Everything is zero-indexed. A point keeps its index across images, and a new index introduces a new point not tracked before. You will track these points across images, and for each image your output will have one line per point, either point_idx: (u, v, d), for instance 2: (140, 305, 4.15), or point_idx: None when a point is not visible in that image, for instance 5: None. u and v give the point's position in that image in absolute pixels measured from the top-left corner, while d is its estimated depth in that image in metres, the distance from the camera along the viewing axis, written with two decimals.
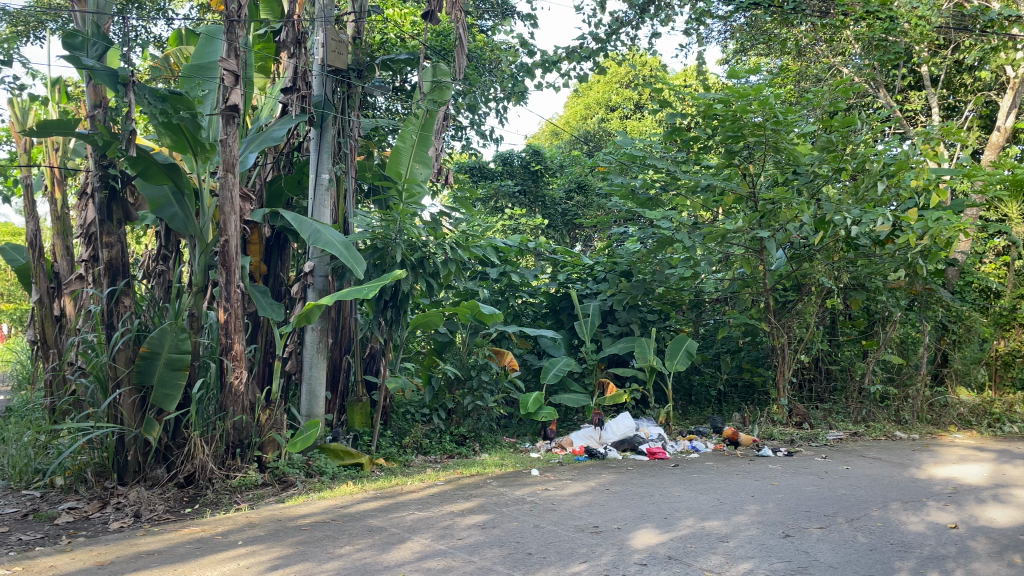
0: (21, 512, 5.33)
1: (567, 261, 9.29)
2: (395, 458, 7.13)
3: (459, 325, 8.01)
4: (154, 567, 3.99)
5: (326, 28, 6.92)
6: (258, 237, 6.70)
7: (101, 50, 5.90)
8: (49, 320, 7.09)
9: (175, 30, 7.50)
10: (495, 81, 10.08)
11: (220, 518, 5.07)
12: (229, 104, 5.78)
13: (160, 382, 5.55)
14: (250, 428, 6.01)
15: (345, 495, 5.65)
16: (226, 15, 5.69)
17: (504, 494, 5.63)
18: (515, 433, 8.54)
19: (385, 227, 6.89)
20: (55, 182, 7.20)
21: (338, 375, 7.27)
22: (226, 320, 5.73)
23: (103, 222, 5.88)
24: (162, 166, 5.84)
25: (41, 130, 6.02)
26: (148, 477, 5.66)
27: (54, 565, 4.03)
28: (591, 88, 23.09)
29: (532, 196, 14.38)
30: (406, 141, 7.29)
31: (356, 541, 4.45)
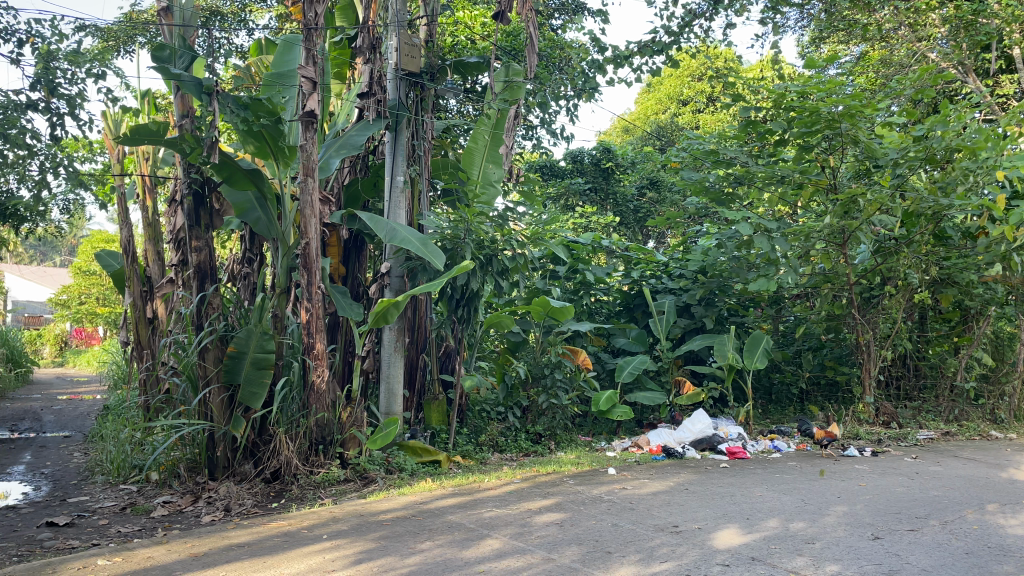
0: (120, 505, 5.60)
1: (640, 258, 9.21)
2: (472, 456, 7.20)
3: (532, 324, 8.03)
4: (244, 559, 4.13)
5: (399, 32, 6.99)
6: (337, 240, 6.95)
7: (189, 61, 6.15)
8: (144, 322, 7.50)
9: (254, 40, 7.84)
10: (566, 79, 10.08)
11: (305, 513, 5.21)
12: (306, 110, 5.91)
13: (247, 381, 5.79)
14: (332, 426, 6.16)
15: (424, 492, 5.73)
16: (304, 23, 5.86)
17: (581, 492, 5.61)
18: (591, 432, 8.51)
19: (455, 227, 6.93)
20: (146, 189, 7.38)
21: (415, 374, 7.40)
22: (308, 320, 5.93)
23: (192, 227, 6.22)
24: (246, 172, 6.06)
25: (132, 137, 6.30)
26: (236, 473, 5.87)
27: (152, 556, 4.22)
28: (662, 82, 22.85)
29: (603, 194, 14.32)
30: (479, 142, 7.37)
31: (436, 538, 4.51)
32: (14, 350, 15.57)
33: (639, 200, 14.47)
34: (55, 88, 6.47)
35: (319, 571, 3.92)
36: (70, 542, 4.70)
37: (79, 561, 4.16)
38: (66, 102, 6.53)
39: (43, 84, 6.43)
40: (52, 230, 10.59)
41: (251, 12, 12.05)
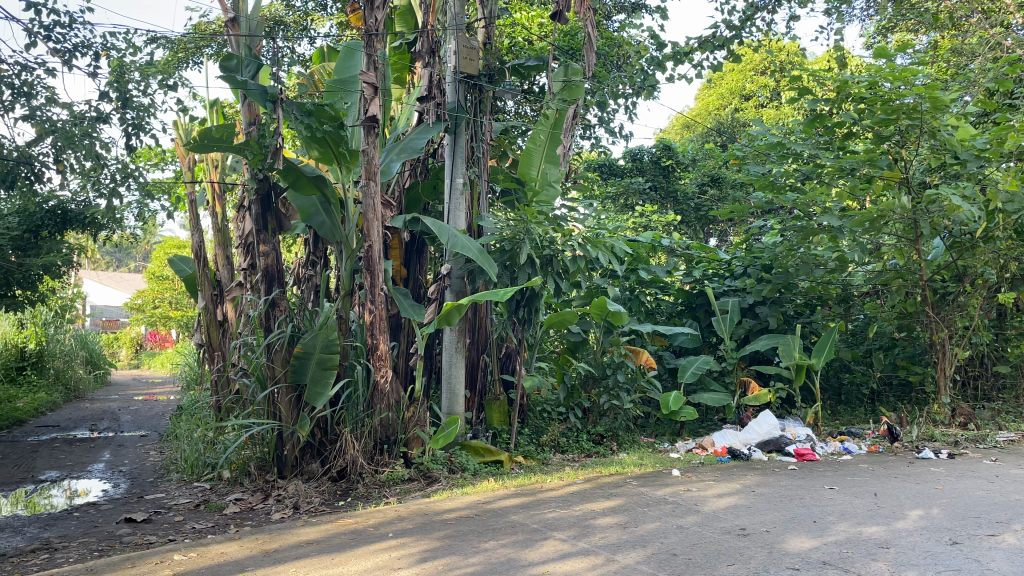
0: (194, 502, 5.78)
1: (702, 256, 9.09)
2: (534, 456, 7.20)
3: (592, 324, 7.89)
4: (313, 556, 4.22)
5: (458, 35, 7.04)
6: (398, 242, 7.08)
7: (253, 71, 6.18)
8: (214, 325, 7.68)
9: (317, 49, 8.02)
10: (625, 77, 10.02)
11: (372, 511, 5.30)
12: (369, 115, 6.00)
13: (312, 380, 5.90)
14: (396, 425, 6.25)
15: (487, 492, 5.76)
16: (365, 30, 5.97)
17: (645, 494, 5.55)
18: (653, 433, 8.40)
19: (514, 228, 6.92)
20: (216, 196, 7.66)
21: (477, 374, 7.45)
22: (371, 321, 6.02)
23: (259, 231, 6.38)
24: (310, 177, 6.16)
25: (200, 143, 6.49)
26: (304, 471, 6.03)
27: (225, 552, 4.34)
28: (723, 78, 22.54)
29: (663, 192, 14.16)
30: (537, 142, 7.36)
31: (500, 537, 4.53)
32: (94, 352, 16.25)
33: (700, 197, 14.28)
34: (129, 100, 6.64)
35: (386, 569, 3.97)
36: (148, 538, 4.87)
37: (156, 556, 4.30)
38: (140, 113, 6.70)
39: (118, 95, 6.61)
40: (129, 236, 11.01)
41: (313, 21, 12.32)
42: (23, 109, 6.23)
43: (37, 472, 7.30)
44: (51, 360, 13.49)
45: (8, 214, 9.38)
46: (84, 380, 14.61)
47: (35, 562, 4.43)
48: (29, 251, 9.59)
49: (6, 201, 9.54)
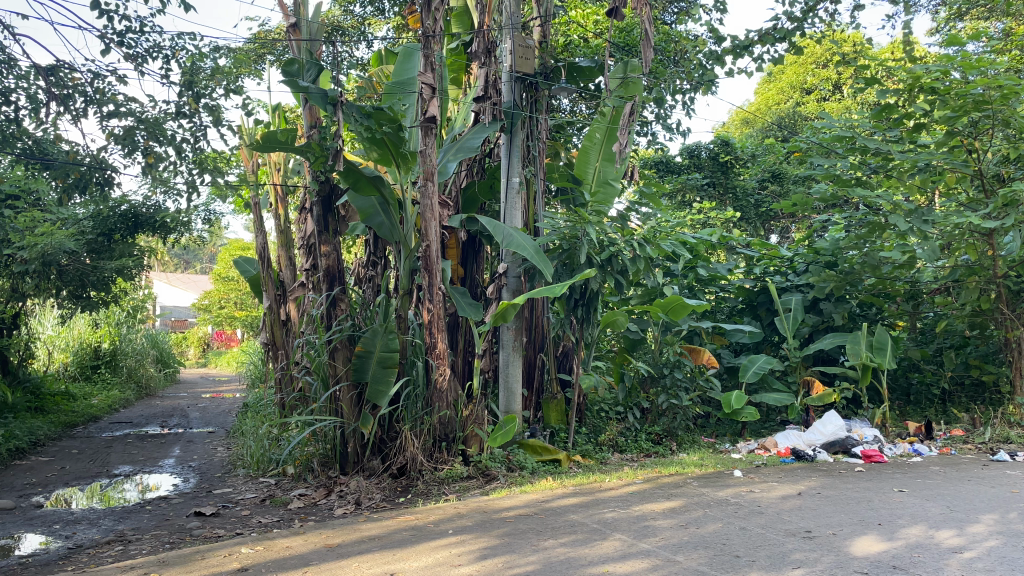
0: (260, 497, 5.94)
1: (764, 254, 8.90)
2: (592, 455, 7.16)
3: (650, 323, 7.92)
4: (376, 551, 4.28)
5: (514, 35, 7.05)
6: (455, 241, 7.11)
7: (314, 75, 6.32)
8: (278, 324, 7.90)
9: (375, 52, 8.12)
10: (683, 73, 9.88)
11: (432, 508, 5.34)
12: (427, 115, 6.07)
13: (373, 378, 6.03)
14: (454, 423, 6.31)
15: (546, 490, 5.76)
16: (423, 32, 6.07)
17: (705, 494, 5.47)
18: (714, 433, 8.23)
19: (573, 227, 6.85)
20: (278, 199, 7.86)
21: (533, 373, 7.45)
22: (430, 320, 6.08)
23: (321, 232, 6.59)
24: (370, 178, 6.23)
25: (263, 146, 6.50)
26: (365, 467, 6.11)
27: (291, 546, 4.44)
28: (784, 72, 22.06)
29: (722, 188, 13.93)
30: (593, 140, 7.37)
31: (559, 536, 4.52)
32: (164, 351, 16.80)
33: (760, 193, 13.99)
34: (199, 104, 6.81)
35: (447, 565, 4.01)
36: (217, 531, 5.01)
37: (225, 549, 4.43)
38: (209, 116, 6.86)
39: (189, 99, 6.79)
40: (195, 238, 11.35)
41: (371, 25, 12.50)
42: (97, 115, 6.43)
43: (111, 466, 7.59)
44: (124, 358, 14.01)
45: (83, 219, 9.78)
46: (155, 378, 15.08)
47: (111, 554, 4.60)
48: (102, 253, 9.98)
49: (82, 206, 9.94)
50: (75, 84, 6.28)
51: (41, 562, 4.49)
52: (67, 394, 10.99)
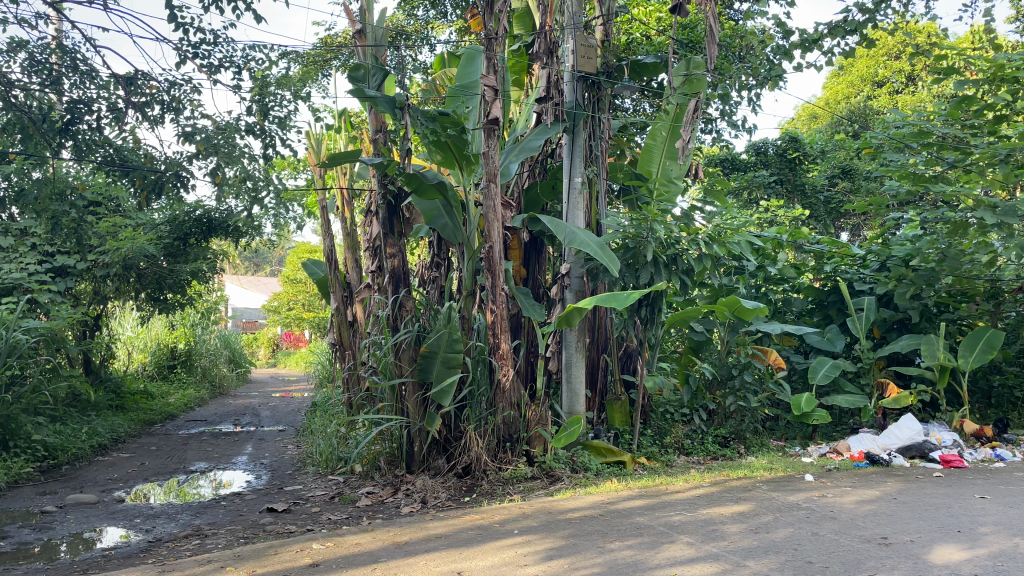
0: (329, 494, 6.07)
1: (834, 251, 8.60)
2: (658, 458, 7.07)
3: (716, 324, 7.69)
4: (443, 549, 4.32)
5: (577, 34, 7.02)
6: (518, 242, 7.16)
7: (380, 80, 6.35)
8: (344, 325, 8.02)
9: (438, 55, 8.22)
10: (749, 68, 9.68)
11: (497, 508, 5.37)
12: (490, 117, 6.12)
13: (437, 379, 6.07)
14: (518, 423, 6.33)
15: (611, 492, 5.72)
16: (486, 34, 6.10)
17: (775, 499, 5.35)
18: (783, 437, 8.03)
19: (637, 227, 6.78)
20: (345, 202, 7.97)
21: (597, 374, 7.41)
22: (493, 321, 6.11)
23: (387, 234, 6.73)
24: (432, 184, 6.24)
25: (332, 161, 6.73)
26: (431, 467, 6.20)
27: (360, 543, 4.51)
28: (854, 64, 21.51)
29: (790, 185, 13.60)
30: (656, 138, 7.29)
31: (625, 538, 4.49)
32: (236, 351, 17.32)
33: (830, 190, 13.62)
34: (269, 111, 6.93)
35: (513, 565, 4.02)
36: (288, 527, 5.14)
37: (297, 544, 4.53)
38: (278, 123, 6.96)
39: (257, 111, 6.91)
40: (265, 241, 11.67)
41: (433, 29, 12.62)
42: (173, 123, 6.66)
43: (188, 463, 7.86)
44: (199, 358, 14.49)
45: (160, 223, 10.15)
46: (227, 377, 15.54)
47: (189, 547, 4.76)
48: (179, 257, 10.37)
49: (158, 211, 10.32)
50: (153, 92, 6.52)
51: (123, 554, 4.67)
52: (146, 393, 11.44)
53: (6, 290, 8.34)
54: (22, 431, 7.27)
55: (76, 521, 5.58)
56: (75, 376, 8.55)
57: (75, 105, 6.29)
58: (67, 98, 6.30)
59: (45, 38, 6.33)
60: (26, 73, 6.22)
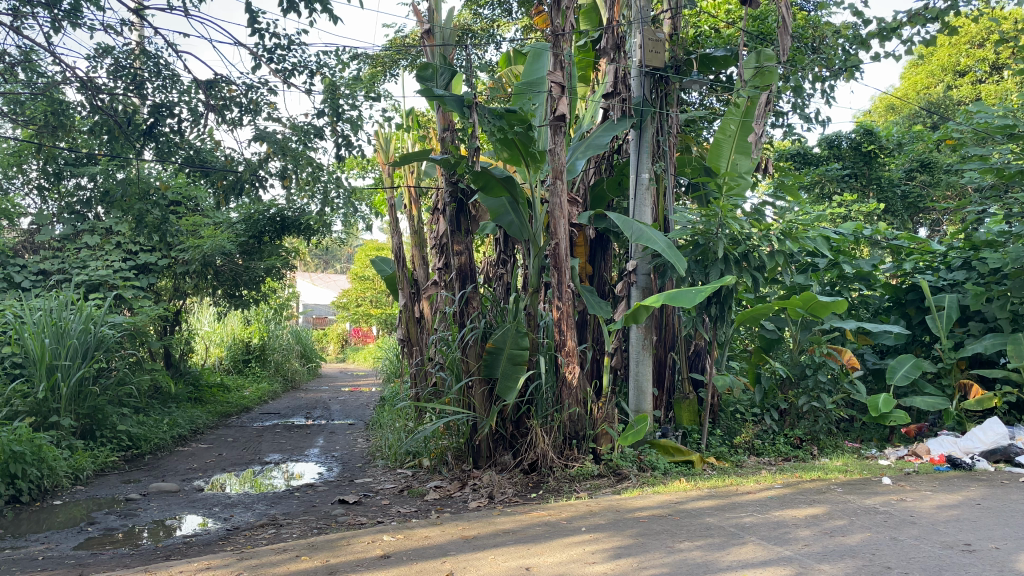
0: (399, 487, 6.19)
1: (913, 248, 8.33)
2: (727, 458, 6.97)
3: (788, 322, 7.55)
4: (510, 544, 4.35)
5: (644, 29, 6.89)
6: (583, 239, 7.11)
7: (448, 79, 6.42)
8: (412, 320, 8.12)
9: (503, 53, 8.23)
10: (823, 59, 9.42)
11: (564, 505, 5.37)
12: (557, 114, 6.12)
13: (503, 374, 6.12)
14: (584, 421, 6.29)
15: (680, 491, 5.66)
16: (553, 31, 6.10)
17: (850, 502, 5.21)
18: (858, 438, 7.80)
19: (706, 223, 6.73)
20: (413, 200, 8.09)
21: (664, 372, 7.36)
22: (559, 317, 6.09)
23: (454, 232, 6.84)
24: (500, 179, 6.29)
25: (402, 159, 6.74)
26: (498, 462, 6.28)
27: (429, 536, 4.58)
28: (934, 53, 20.72)
29: (865, 179, 13.16)
30: (726, 133, 7.18)
31: (695, 538, 4.43)
32: (308, 347, 17.74)
33: (908, 183, 13.16)
34: (339, 113, 7.04)
35: (581, 562, 4.02)
36: (359, 518, 5.25)
37: (368, 536, 4.62)
38: (349, 125, 7.07)
39: (330, 111, 7.02)
40: (335, 239, 11.92)
41: (499, 26, 12.66)
42: (251, 124, 6.85)
43: (262, 454, 8.11)
44: (272, 353, 14.91)
45: (236, 222, 10.46)
46: (299, 372, 15.95)
47: (265, 536, 4.91)
48: (254, 254, 10.73)
49: (235, 210, 10.64)
50: (232, 96, 6.72)
51: (203, 541, 4.85)
52: (222, 386, 11.84)
53: (93, 286, 8.76)
54: (108, 421, 7.61)
55: (159, 508, 5.81)
56: (156, 369, 8.92)
57: (157, 108, 6.53)
58: (151, 101, 6.56)
59: (129, 44, 6.61)
60: (112, 78, 6.51)
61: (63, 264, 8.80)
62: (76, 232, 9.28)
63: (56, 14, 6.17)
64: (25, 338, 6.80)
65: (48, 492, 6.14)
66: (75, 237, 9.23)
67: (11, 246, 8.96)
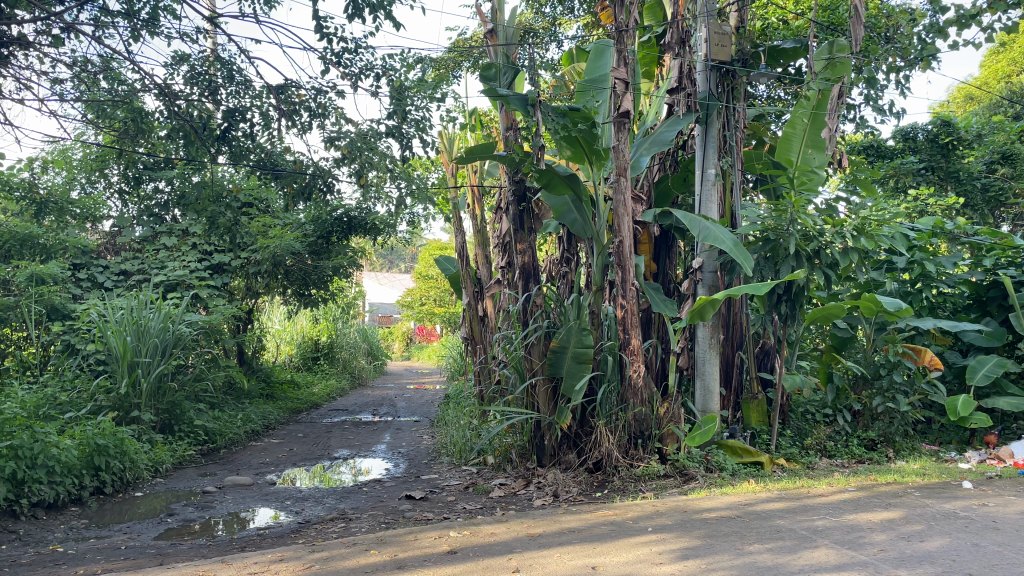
0: (464, 484, 6.25)
1: (995, 243, 7.89)
2: (798, 460, 6.82)
3: (861, 321, 7.35)
4: (576, 543, 4.34)
5: (709, 22, 6.79)
6: (648, 237, 7.02)
7: (511, 77, 6.43)
8: (475, 319, 8.10)
9: (566, 51, 8.23)
10: (897, 49, 9.11)
11: (630, 504, 5.34)
12: (621, 110, 6.05)
13: (569, 373, 6.09)
14: (650, 420, 6.22)
15: (749, 493, 5.55)
16: (616, 26, 6.05)
17: (929, 506, 5.02)
18: (936, 441, 7.50)
19: (777, 219, 6.58)
20: (476, 199, 8.15)
21: (732, 372, 7.26)
22: (623, 316, 6.06)
23: (517, 231, 6.79)
24: (564, 177, 6.27)
25: (467, 155, 6.73)
26: (562, 461, 6.26)
27: (495, 533, 4.60)
28: (1017, 40, 19.81)
29: (942, 172, 12.67)
30: (796, 126, 6.91)
31: (765, 541, 4.34)
32: (374, 345, 18.06)
33: (988, 176, 12.63)
34: (406, 114, 7.14)
35: (648, 563, 3.98)
36: (426, 514, 5.32)
37: (436, 531, 4.68)
38: (415, 125, 7.16)
39: (396, 113, 7.12)
40: (400, 239, 12.09)
41: (561, 25, 12.67)
42: (320, 129, 7.00)
43: (331, 449, 8.29)
44: (340, 351, 15.23)
45: (306, 223, 10.72)
46: (366, 369, 16.26)
47: (335, 530, 5.01)
48: (322, 254, 10.97)
49: (304, 212, 10.90)
50: (301, 100, 6.89)
51: (276, 534, 4.97)
52: (293, 383, 12.17)
53: (171, 285, 9.10)
54: (185, 417, 7.89)
55: (233, 501, 5.99)
56: (230, 366, 9.20)
57: (231, 113, 6.74)
58: (225, 107, 6.77)
59: (204, 51, 6.82)
60: (188, 84, 6.74)
61: (143, 265, 9.15)
62: (154, 234, 9.67)
63: (136, 24, 6.42)
64: (108, 336, 7.11)
65: (130, 484, 6.40)
66: (154, 238, 9.61)
67: (94, 248, 9.35)
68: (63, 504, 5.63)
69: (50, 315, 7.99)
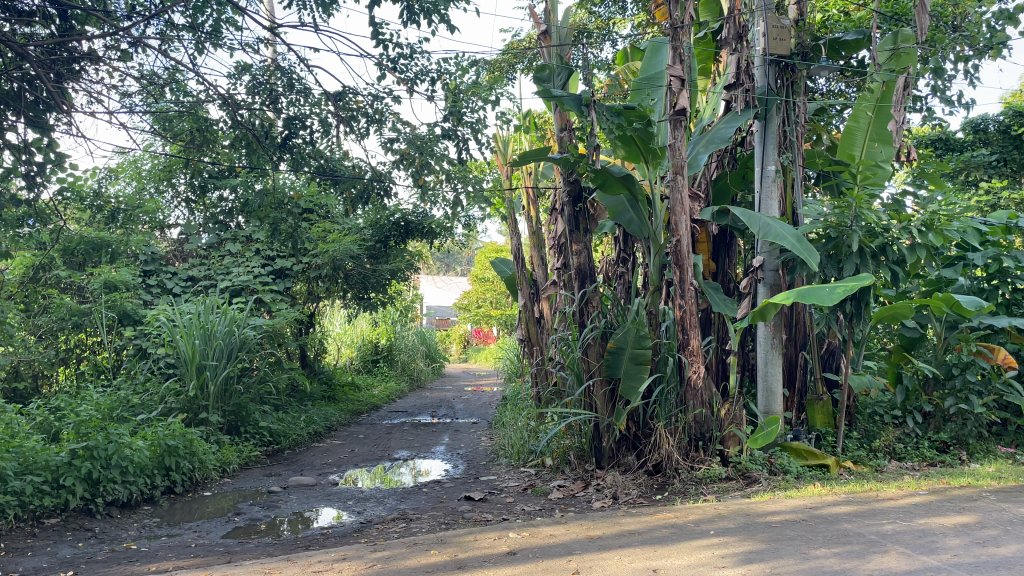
0: (523, 485, 6.27)
1: None
2: (866, 462, 6.62)
3: (932, 319, 7.14)
4: (636, 546, 4.30)
5: (767, 16, 6.61)
6: (705, 236, 6.90)
7: (565, 78, 6.42)
8: (531, 320, 8.19)
9: (620, 49, 8.17)
10: (966, 38, 8.81)
11: (690, 506, 5.27)
12: (676, 108, 6.00)
13: (626, 375, 6.04)
14: (710, 422, 6.10)
15: (814, 496, 5.42)
16: (671, 24, 6.00)
17: (1005, 511, 4.81)
18: (1013, 443, 7.20)
19: (840, 215, 6.42)
20: (531, 201, 8.18)
21: (794, 372, 7.13)
22: (682, 316, 5.94)
23: (572, 232, 6.77)
24: (619, 178, 6.21)
25: (521, 159, 6.77)
26: (621, 463, 6.22)
27: (554, 535, 4.59)
28: None
29: (1016, 164, 12.17)
30: (859, 120, 6.77)
31: (832, 545, 4.22)
32: (432, 347, 18.24)
33: None
34: (461, 117, 7.20)
35: (711, 566, 3.91)
36: (485, 515, 5.34)
37: (495, 532, 4.70)
38: (470, 128, 7.21)
39: (451, 116, 7.19)
40: (458, 242, 12.20)
41: (615, 24, 12.61)
42: (377, 134, 7.09)
43: (392, 450, 8.42)
44: (399, 353, 15.43)
45: (365, 228, 10.91)
46: (425, 371, 16.42)
47: (396, 530, 5.07)
48: (380, 258, 11.15)
49: (362, 217, 11.09)
50: (359, 106, 7.00)
51: (339, 534, 5.06)
52: (354, 385, 12.37)
53: (236, 290, 9.35)
54: (251, 418, 8.10)
55: (298, 501, 6.12)
56: (293, 368, 9.41)
57: (291, 121, 6.90)
58: (285, 115, 6.94)
59: (265, 61, 6.98)
60: (250, 94, 6.91)
61: (210, 271, 9.42)
62: (219, 241, 9.96)
63: (200, 37, 6.62)
64: (177, 341, 7.35)
65: (199, 483, 6.60)
66: (219, 245, 9.91)
67: (164, 255, 9.68)
68: (137, 503, 5.82)
69: (122, 320, 8.28)
